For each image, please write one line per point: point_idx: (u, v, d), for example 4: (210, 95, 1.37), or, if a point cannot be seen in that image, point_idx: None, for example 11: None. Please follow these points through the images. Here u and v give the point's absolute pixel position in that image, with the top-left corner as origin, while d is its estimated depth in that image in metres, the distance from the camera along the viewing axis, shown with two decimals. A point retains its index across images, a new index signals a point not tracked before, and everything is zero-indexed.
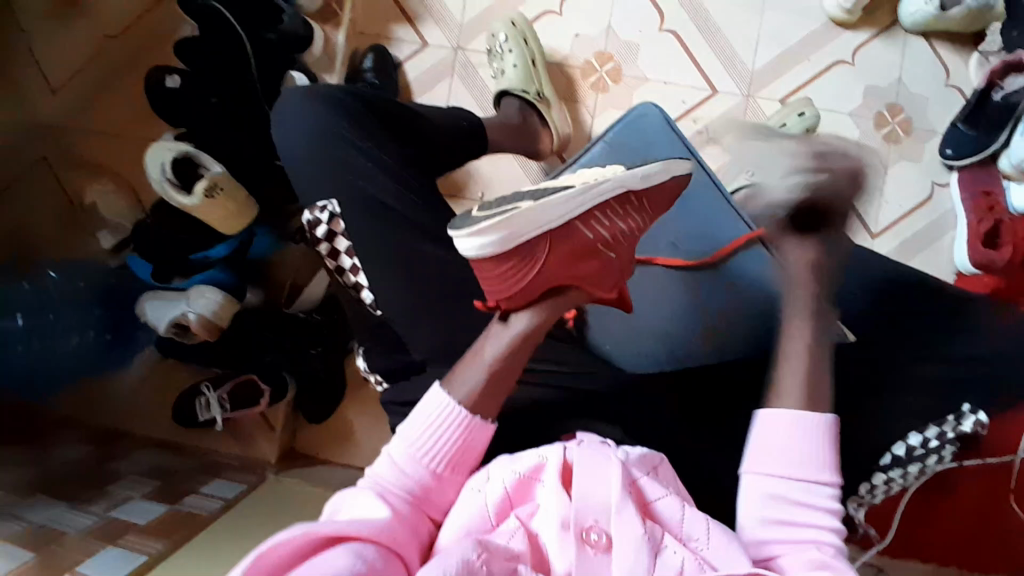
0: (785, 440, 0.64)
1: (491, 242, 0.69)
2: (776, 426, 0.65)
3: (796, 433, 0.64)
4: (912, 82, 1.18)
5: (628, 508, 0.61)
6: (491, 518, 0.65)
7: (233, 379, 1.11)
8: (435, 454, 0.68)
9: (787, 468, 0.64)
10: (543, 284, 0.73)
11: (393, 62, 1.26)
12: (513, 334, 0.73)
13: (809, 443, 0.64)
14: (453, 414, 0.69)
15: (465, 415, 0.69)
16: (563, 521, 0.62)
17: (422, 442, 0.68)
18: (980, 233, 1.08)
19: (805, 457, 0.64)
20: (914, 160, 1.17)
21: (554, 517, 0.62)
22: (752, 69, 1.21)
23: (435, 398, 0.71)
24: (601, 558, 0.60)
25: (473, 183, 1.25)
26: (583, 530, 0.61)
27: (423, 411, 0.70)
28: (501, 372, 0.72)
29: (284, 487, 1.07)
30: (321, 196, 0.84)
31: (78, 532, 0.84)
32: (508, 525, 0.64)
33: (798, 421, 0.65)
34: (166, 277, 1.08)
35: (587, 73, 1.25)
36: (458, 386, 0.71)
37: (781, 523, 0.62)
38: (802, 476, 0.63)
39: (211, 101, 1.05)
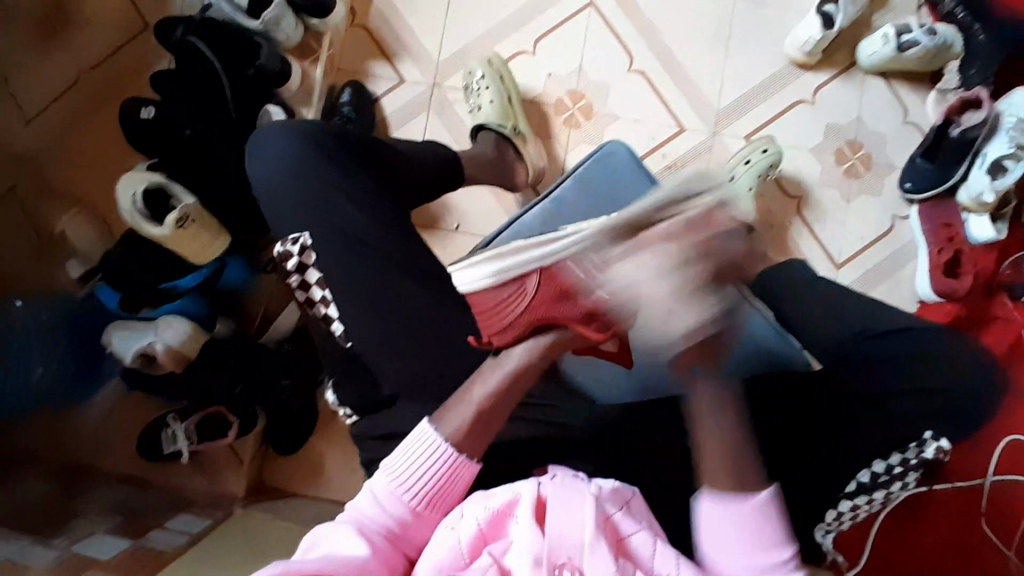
0: (731, 532, 0.64)
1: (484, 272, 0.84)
2: (718, 520, 0.65)
3: (738, 525, 0.64)
4: (870, 120, 1.23)
5: (600, 546, 0.62)
6: (464, 555, 0.64)
7: (200, 412, 1.09)
8: (416, 490, 0.68)
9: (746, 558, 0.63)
10: (527, 318, 0.78)
11: (370, 98, 1.28)
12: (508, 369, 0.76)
13: (754, 527, 0.64)
14: (441, 452, 0.69)
15: (452, 454, 0.70)
16: (536, 558, 0.62)
17: (404, 477, 0.68)
18: (941, 264, 1.13)
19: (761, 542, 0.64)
20: (874, 194, 1.22)
21: (525, 556, 0.62)
22: (718, 107, 1.26)
23: (424, 433, 0.71)
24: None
25: (449, 215, 1.26)
26: (555, 566, 0.62)
27: (410, 446, 0.70)
28: (484, 414, 0.72)
29: (251, 522, 1.04)
30: (296, 224, 0.84)
31: (39, 568, 0.82)
32: (480, 563, 0.63)
33: (738, 512, 0.64)
34: (134, 306, 1.06)
35: (561, 110, 1.29)
36: (445, 422, 0.72)
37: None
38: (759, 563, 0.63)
39: (185, 133, 1.05)
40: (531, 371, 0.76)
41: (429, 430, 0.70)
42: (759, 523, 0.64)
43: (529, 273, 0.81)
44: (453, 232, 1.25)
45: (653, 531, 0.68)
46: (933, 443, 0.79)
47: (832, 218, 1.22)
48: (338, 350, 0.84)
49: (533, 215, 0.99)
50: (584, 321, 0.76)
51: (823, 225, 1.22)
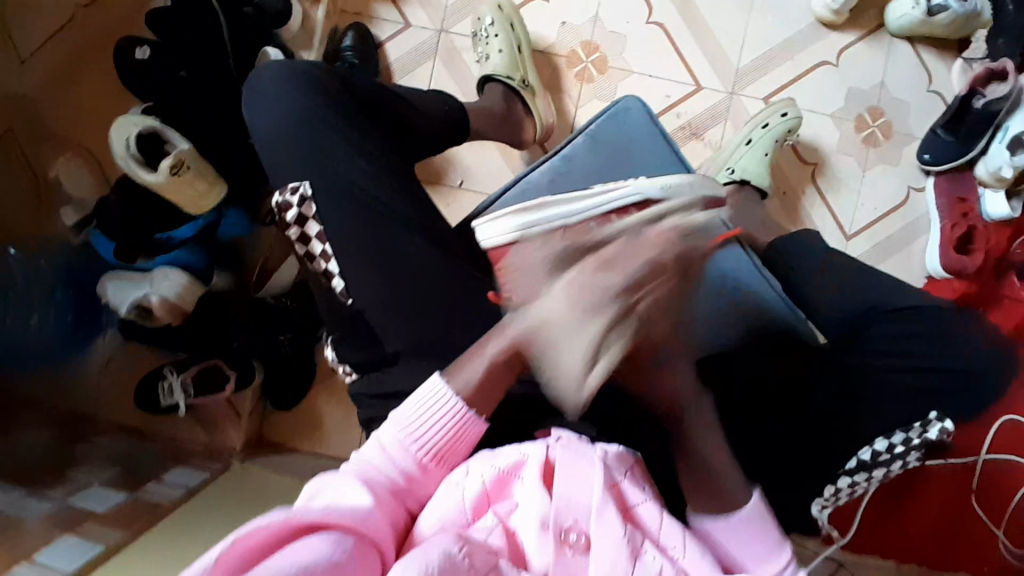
0: (732, 532, 0.70)
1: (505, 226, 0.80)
2: (717, 526, 0.71)
3: (729, 525, 0.71)
4: (894, 86, 1.18)
5: (609, 509, 0.63)
6: (468, 513, 0.64)
7: (198, 364, 1.07)
8: (426, 443, 0.68)
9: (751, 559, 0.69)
10: None
11: (374, 43, 1.22)
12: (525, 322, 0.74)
13: (753, 529, 0.70)
14: (451, 405, 0.69)
15: (460, 407, 0.69)
16: (543, 521, 0.62)
17: (415, 429, 0.68)
18: (953, 239, 1.11)
19: (759, 549, 0.70)
20: (892, 164, 1.18)
21: (533, 518, 0.62)
22: (738, 66, 1.21)
23: (434, 387, 0.70)
24: (579, 558, 0.62)
25: (453, 170, 1.22)
26: (562, 529, 0.62)
27: (420, 398, 0.70)
28: (493, 371, 0.72)
29: (249, 474, 1.05)
30: (296, 179, 0.81)
31: (36, 521, 0.82)
32: (485, 521, 0.63)
33: (730, 518, 0.71)
34: (130, 257, 1.03)
35: (573, 63, 1.23)
36: (456, 378, 0.71)
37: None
38: (759, 565, 0.69)
39: (180, 74, 1.00)
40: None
41: (442, 383, 0.70)
42: (755, 520, 0.71)
43: (553, 230, 0.79)
44: (457, 187, 1.22)
45: (656, 500, 0.68)
46: (936, 424, 0.77)
47: (846, 187, 1.19)
48: (339, 311, 0.82)
49: (541, 171, 0.96)
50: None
51: (836, 194, 1.19)
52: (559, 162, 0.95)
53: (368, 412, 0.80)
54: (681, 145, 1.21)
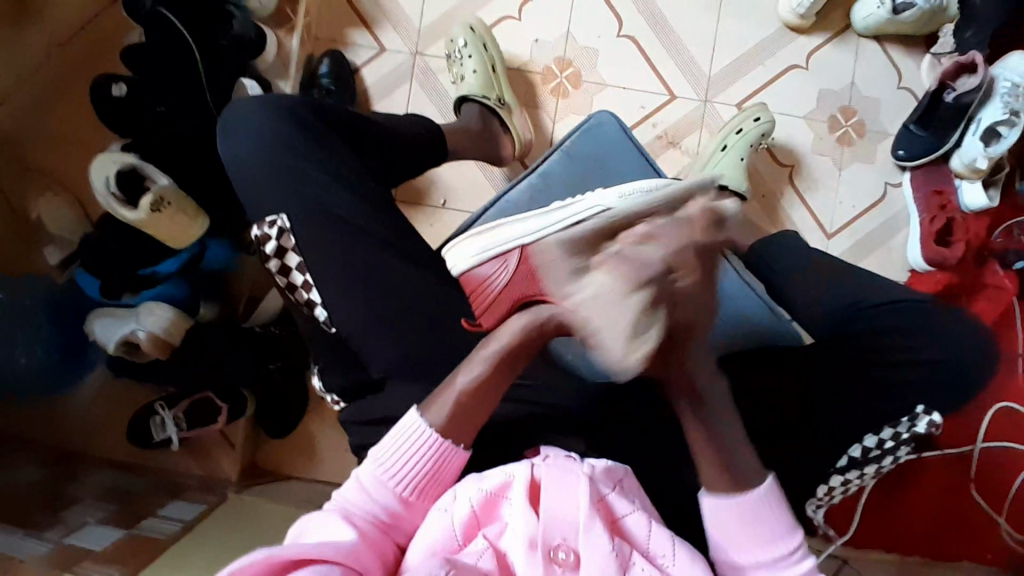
0: (735, 522, 0.68)
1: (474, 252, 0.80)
2: (722, 510, 0.68)
3: (741, 513, 0.68)
4: (864, 85, 1.20)
5: (597, 525, 0.63)
6: (458, 538, 0.64)
7: (189, 397, 1.08)
8: (402, 477, 0.68)
9: (752, 545, 0.68)
10: (512, 291, 0.76)
11: (350, 68, 1.24)
12: (491, 351, 0.72)
13: (759, 519, 0.68)
14: (426, 438, 0.69)
15: (437, 439, 0.69)
16: (531, 540, 0.62)
17: (390, 465, 0.68)
18: (933, 233, 1.11)
19: (770, 532, 0.68)
20: (867, 161, 1.20)
21: (521, 538, 0.62)
22: (710, 73, 1.23)
23: (410, 421, 0.70)
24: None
25: (435, 190, 1.23)
26: (550, 548, 0.62)
27: (396, 433, 0.70)
28: (467, 401, 0.70)
29: (247, 504, 1.04)
30: (274, 207, 0.82)
31: (33, 560, 0.82)
32: (475, 545, 0.63)
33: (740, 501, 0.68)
34: (115, 293, 1.04)
35: (548, 79, 1.25)
36: (433, 410, 0.70)
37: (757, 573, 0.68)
38: (761, 552, 0.67)
39: (158, 110, 1.01)
40: (523, 347, 0.73)
41: (418, 417, 0.70)
42: (762, 514, 0.68)
43: (510, 250, 0.78)
44: (440, 207, 1.23)
45: (648, 510, 0.68)
46: (925, 418, 0.78)
47: (824, 186, 1.20)
48: (323, 337, 0.82)
49: (519, 188, 0.96)
50: (563, 288, 0.74)
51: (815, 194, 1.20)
52: (535, 178, 0.96)
53: (357, 436, 0.80)
54: (659, 154, 1.22)
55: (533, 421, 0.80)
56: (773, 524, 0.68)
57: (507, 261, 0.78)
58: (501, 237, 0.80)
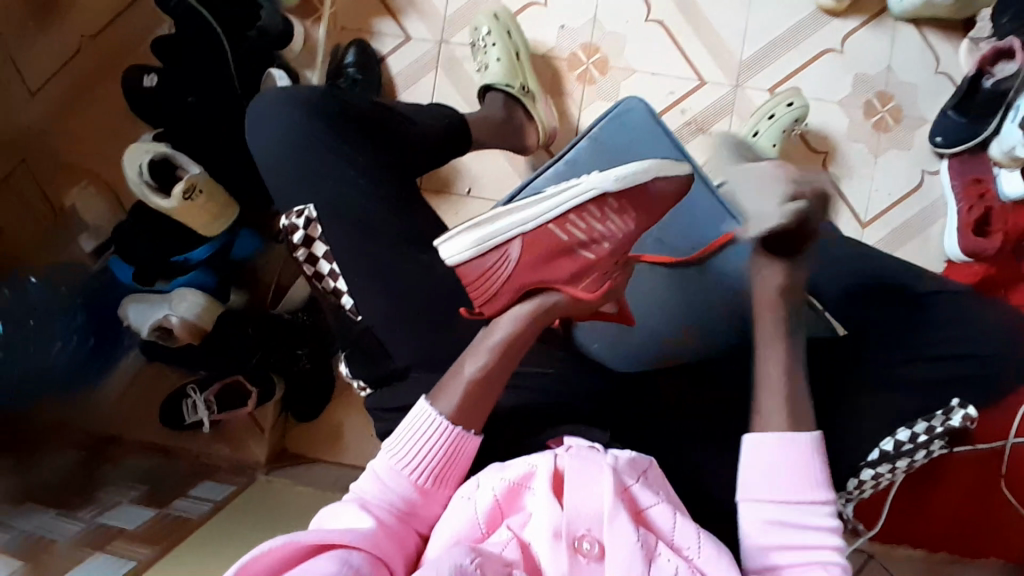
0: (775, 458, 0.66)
1: (465, 247, 0.76)
2: (765, 447, 0.66)
3: (784, 448, 0.66)
4: (901, 70, 1.16)
5: (621, 516, 0.63)
6: (482, 526, 0.65)
7: (221, 380, 1.09)
8: (419, 467, 0.69)
9: (785, 494, 0.64)
10: (514, 288, 0.77)
11: (375, 57, 1.24)
12: (494, 342, 0.74)
13: (803, 460, 0.65)
14: (437, 426, 0.70)
15: (450, 428, 0.70)
16: (556, 530, 0.62)
17: (404, 454, 0.69)
18: (971, 222, 1.08)
19: (809, 478, 0.65)
20: (903, 149, 1.16)
21: (545, 528, 0.63)
22: (740, 59, 1.20)
23: (421, 411, 0.71)
24: (594, 567, 0.62)
25: (460, 178, 1.23)
26: (575, 538, 0.62)
27: (408, 424, 0.71)
28: (485, 385, 0.72)
29: (275, 487, 1.07)
30: (299, 197, 0.82)
31: (68, 542, 0.86)
32: (499, 535, 0.64)
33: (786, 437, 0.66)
34: (148, 280, 1.06)
35: (574, 65, 1.24)
36: (442, 400, 0.71)
37: (782, 525, 0.64)
38: (797, 498, 0.64)
39: (187, 100, 1.02)
40: (526, 336, 0.75)
41: (428, 406, 0.71)
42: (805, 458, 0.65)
43: (510, 240, 0.76)
44: (464, 196, 1.23)
45: (671, 501, 0.69)
46: (959, 411, 0.77)
47: (857, 175, 1.17)
48: (348, 326, 0.83)
49: (545, 176, 0.96)
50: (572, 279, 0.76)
51: (848, 182, 1.18)
52: (562, 166, 0.96)
53: (381, 425, 0.81)
54: (686, 142, 1.21)
55: (556, 413, 0.80)
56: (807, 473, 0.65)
57: (510, 250, 0.76)
58: (494, 228, 0.76)
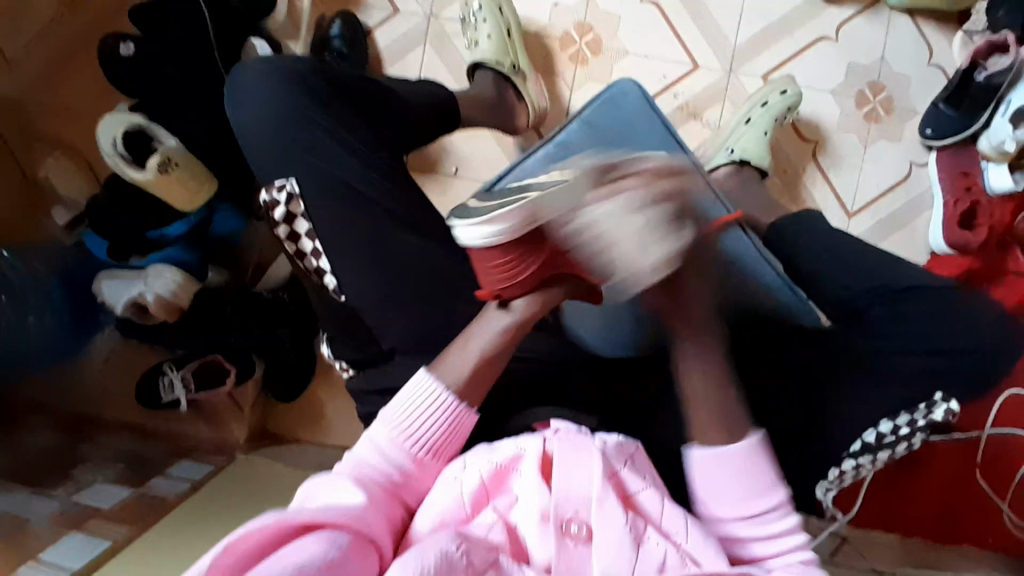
0: (724, 477, 0.67)
1: (500, 231, 0.69)
2: (711, 468, 0.67)
3: (733, 465, 0.67)
4: (894, 60, 1.16)
5: (609, 499, 0.63)
6: (467, 508, 0.65)
7: (199, 358, 1.07)
8: (421, 440, 0.68)
9: (738, 502, 0.67)
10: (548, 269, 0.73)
11: (363, 30, 1.20)
12: (510, 319, 0.74)
13: (749, 472, 0.67)
14: (443, 401, 0.69)
15: (454, 402, 0.70)
16: (544, 512, 0.63)
17: (408, 426, 0.68)
18: (957, 215, 1.07)
19: (758, 486, 0.67)
20: (893, 140, 1.16)
21: (533, 510, 0.63)
22: (735, 44, 1.19)
23: (423, 384, 0.70)
24: (581, 549, 0.62)
25: (448, 157, 1.21)
26: (563, 521, 0.63)
27: (410, 396, 0.70)
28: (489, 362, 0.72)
29: (255, 467, 1.06)
30: (283, 173, 0.80)
31: (41, 520, 0.84)
32: (485, 518, 0.64)
33: (727, 455, 0.67)
34: (122, 255, 1.03)
35: (567, 45, 1.22)
36: (445, 372, 0.71)
37: (748, 534, 0.67)
38: (751, 508, 0.66)
39: (166, 71, 0.99)
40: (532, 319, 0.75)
41: (432, 380, 0.70)
42: (753, 468, 0.67)
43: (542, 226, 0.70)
44: (452, 176, 1.21)
45: (659, 486, 0.68)
46: (943, 405, 0.76)
47: (847, 164, 1.17)
48: (332, 306, 0.81)
49: (535, 156, 0.94)
50: None
51: (838, 171, 1.17)
52: (552, 146, 0.94)
53: (365, 408, 0.80)
54: (679, 126, 1.20)
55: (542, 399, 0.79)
56: (755, 482, 0.67)
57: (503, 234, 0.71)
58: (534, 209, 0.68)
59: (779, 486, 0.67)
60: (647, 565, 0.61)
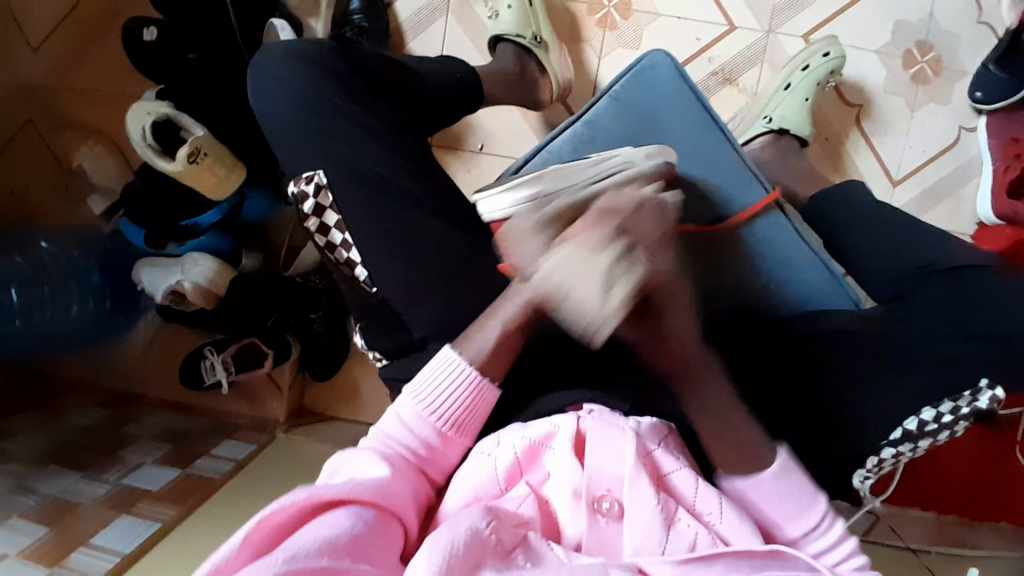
0: (767, 494, 0.67)
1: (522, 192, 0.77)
2: (749, 486, 0.67)
3: (775, 483, 0.67)
4: (944, 17, 1.09)
5: (642, 479, 0.63)
6: (501, 483, 0.65)
7: (239, 342, 1.10)
8: (444, 414, 0.69)
9: (788, 518, 0.66)
10: None
11: (383, 3, 1.17)
12: (528, 291, 0.75)
13: (790, 489, 0.67)
14: (464, 376, 0.70)
15: (475, 376, 0.70)
16: (577, 490, 0.63)
17: (431, 401, 0.69)
18: (1006, 183, 1.03)
19: (800, 499, 0.66)
20: (941, 103, 1.10)
21: (566, 487, 0.63)
22: (773, 3, 1.13)
23: (444, 358, 0.71)
24: (613, 527, 0.62)
25: (473, 134, 1.19)
26: (595, 499, 0.63)
27: (432, 371, 0.71)
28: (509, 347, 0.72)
29: (293, 448, 1.09)
30: (308, 165, 0.79)
31: (92, 503, 0.89)
32: (517, 491, 0.65)
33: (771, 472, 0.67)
34: (160, 242, 1.05)
35: (595, 9, 1.17)
36: (469, 346, 0.71)
37: (806, 539, 0.66)
38: (800, 521, 0.66)
39: (188, 57, 0.97)
40: None
41: (454, 354, 0.71)
42: (790, 485, 0.67)
43: (551, 201, 0.75)
44: (477, 152, 1.19)
45: (692, 467, 0.68)
46: (987, 392, 0.72)
47: (892, 130, 1.12)
48: (363, 298, 0.80)
49: (564, 137, 0.91)
50: None
51: (882, 137, 1.12)
52: (581, 126, 0.90)
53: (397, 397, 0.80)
54: (713, 93, 1.15)
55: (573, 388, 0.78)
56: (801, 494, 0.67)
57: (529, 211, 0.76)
58: (543, 180, 0.77)
59: (818, 497, 0.67)
60: (679, 546, 0.61)
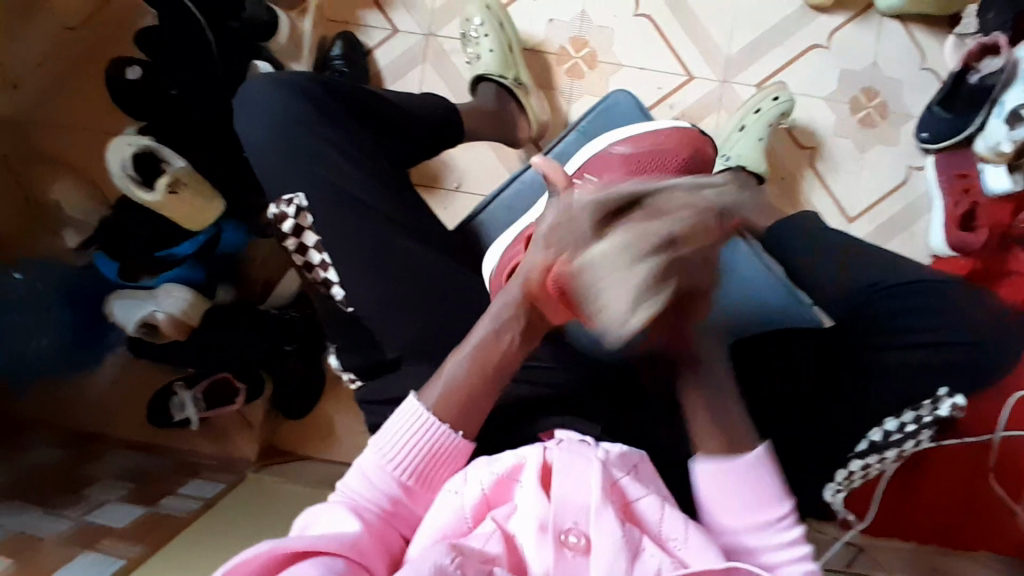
0: (727, 488, 0.65)
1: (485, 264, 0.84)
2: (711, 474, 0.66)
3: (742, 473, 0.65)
4: (887, 66, 1.17)
5: (607, 510, 0.61)
6: (467, 520, 0.63)
7: (209, 378, 1.11)
8: (407, 465, 0.66)
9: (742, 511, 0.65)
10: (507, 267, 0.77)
11: (363, 50, 1.23)
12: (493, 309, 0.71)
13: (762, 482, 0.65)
14: (426, 424, 0.67)
15: (436, 424, 0.67)
16: (542, 523, 0.61)
17: (392, 452, 0.66)
18: (956, 216, 1.08)
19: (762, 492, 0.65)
20: (890, 144, 1.17)
21: (531, 521, 0.62)
22: (728, 54, 1.21)
23: (409, 407, 0.68)
24: (580, 561, 0.61)
25: (449, 173, 1.23)
26: (561, 531, 0.61)
27: (396, 420, 0.68)
28: (503, 352, 0.70)
29: (265, 486, 1.06)
30: (287, 188, 0.81)
31: (55, 538, 0.85)
32: (483, 528, 0.62)
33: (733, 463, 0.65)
34: (133, 275, 1.05)
35: (563, 59, 1.24)
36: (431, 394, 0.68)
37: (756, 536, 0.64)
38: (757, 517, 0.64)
39: (171, 94, 1.02)
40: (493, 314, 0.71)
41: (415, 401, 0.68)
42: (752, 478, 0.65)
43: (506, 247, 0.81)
44: (453, 191, 1.23)
45: (661, 493, 0.67)
46: (947, 400, 0.73)
47: (844, 170, 1.18)
48: (339, 317, 0.81)
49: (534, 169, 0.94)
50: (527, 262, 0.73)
51: (835, 176, 1.18)
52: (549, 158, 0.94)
53: (371, 418, 0.79)
54: None
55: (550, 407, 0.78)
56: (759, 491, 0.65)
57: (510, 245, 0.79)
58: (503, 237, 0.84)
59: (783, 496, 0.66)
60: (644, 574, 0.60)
